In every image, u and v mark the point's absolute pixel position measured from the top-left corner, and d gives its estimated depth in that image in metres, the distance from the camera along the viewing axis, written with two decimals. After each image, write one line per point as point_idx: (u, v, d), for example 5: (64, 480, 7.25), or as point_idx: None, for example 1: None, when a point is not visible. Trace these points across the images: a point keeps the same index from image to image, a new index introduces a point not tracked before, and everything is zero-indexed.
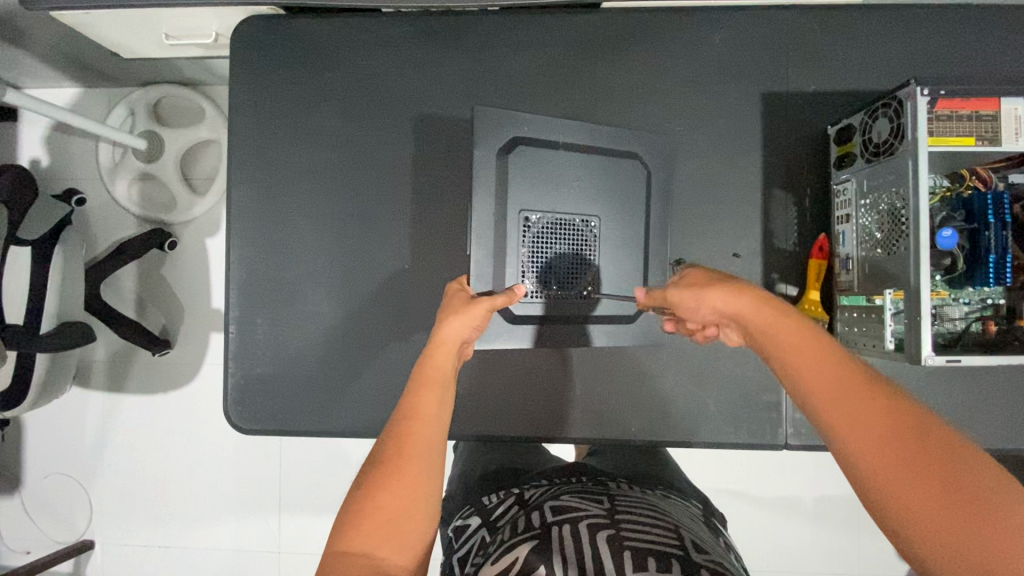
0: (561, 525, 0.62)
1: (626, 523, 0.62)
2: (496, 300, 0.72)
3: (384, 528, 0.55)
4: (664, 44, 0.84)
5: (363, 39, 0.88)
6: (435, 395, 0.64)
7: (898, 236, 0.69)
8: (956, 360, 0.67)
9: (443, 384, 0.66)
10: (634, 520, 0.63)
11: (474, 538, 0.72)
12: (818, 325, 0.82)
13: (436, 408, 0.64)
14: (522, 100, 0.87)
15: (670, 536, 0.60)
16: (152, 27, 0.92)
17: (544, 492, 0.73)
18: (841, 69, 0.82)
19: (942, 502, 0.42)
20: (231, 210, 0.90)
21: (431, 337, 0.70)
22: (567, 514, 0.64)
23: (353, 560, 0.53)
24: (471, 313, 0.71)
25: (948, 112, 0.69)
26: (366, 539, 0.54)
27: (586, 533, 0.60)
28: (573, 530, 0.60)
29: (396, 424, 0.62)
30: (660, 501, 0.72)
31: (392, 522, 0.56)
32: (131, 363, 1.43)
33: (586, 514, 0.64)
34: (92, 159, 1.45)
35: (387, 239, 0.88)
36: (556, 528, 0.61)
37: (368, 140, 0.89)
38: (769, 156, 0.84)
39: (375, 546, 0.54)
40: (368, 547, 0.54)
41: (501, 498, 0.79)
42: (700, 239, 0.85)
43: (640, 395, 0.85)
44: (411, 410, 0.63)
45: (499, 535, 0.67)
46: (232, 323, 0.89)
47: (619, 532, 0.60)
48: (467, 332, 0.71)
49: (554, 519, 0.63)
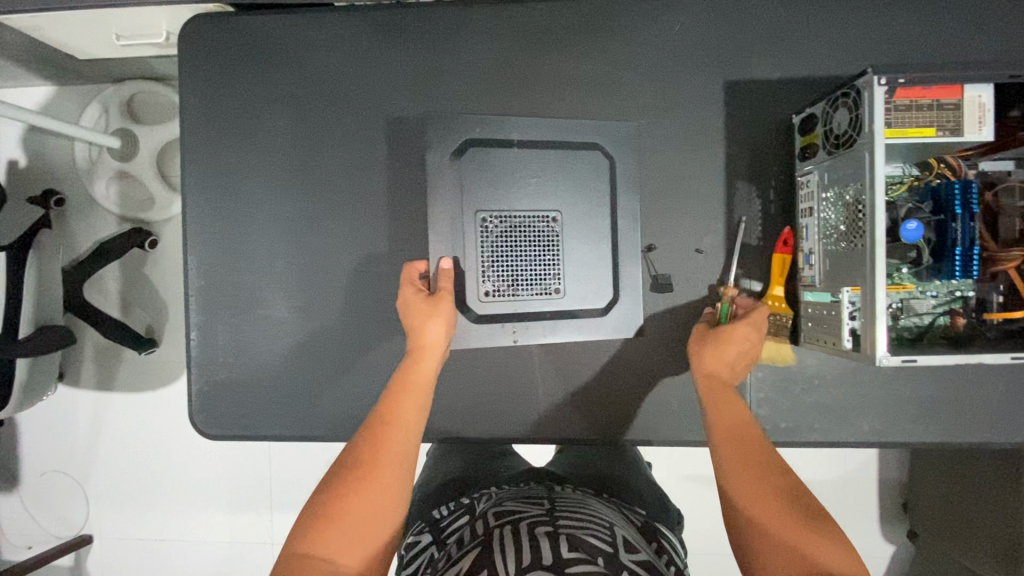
0: (503, 526, 0.62)
1: (563, 518, 0.63)
2: (451, 290, 0.77)
3: (353, 534, 0.60)
4: (623, 31, 0.81)
5: (313, 34, 0.86)
6: (411, 408, 0.69)
7: (855, 232, 0.66)
8: (913, 360, 0.65)
9: (422, 392, 0.71)
10: (572, 517, 0.63)
11: (423, 555, 0.74)
12: (782, 322, 0.79)
13: (413, 413, 0.69)
14: (478, 94, 0.84)
15: (603, 532, 0.61)
16: (103, 26, 0.90)
17: (489, 501, 0.74)
18: (808, 53, 0.79)
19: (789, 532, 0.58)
20: (187, 214, 0.89)
21: (414, 342, 0.74)
22: (508, 516, 0.64)
23: (314, 563, 0.58)
24: (441, 310, 0.75)
25: (907, 101, 0.65)
26: (325, 544, 0.59)
27: (527, 529, 0.60)
28: (514, 529, 0.61)
29: (373, 426, 0.67)
30: (599, 503, 0.72)
31: (359, 528, 0.60)
32: (117, 362, 1.45)
33: (527, 514, 0.64)
34: (68, 159, 1.44)
35: (345, 240, 0.87)
36: (498, 529, 0.62)
37: (322, 139, 0.87)
38: (733, 148, 0.81)
39: (337, 552, 0.59)
40: (330, 552, 0.59)
41: (450, 511, 0.80)
42: (663, 234, 0.82)
43: (605, 395, 0.84)
44: (386, 416, 0.68)
45: (446, 550, 0.68)
46: (194, 329, 0.89)
47: (557, 527, 0.61)
48: (441, 330, 0.74)
49: (496, 522, 0.64)
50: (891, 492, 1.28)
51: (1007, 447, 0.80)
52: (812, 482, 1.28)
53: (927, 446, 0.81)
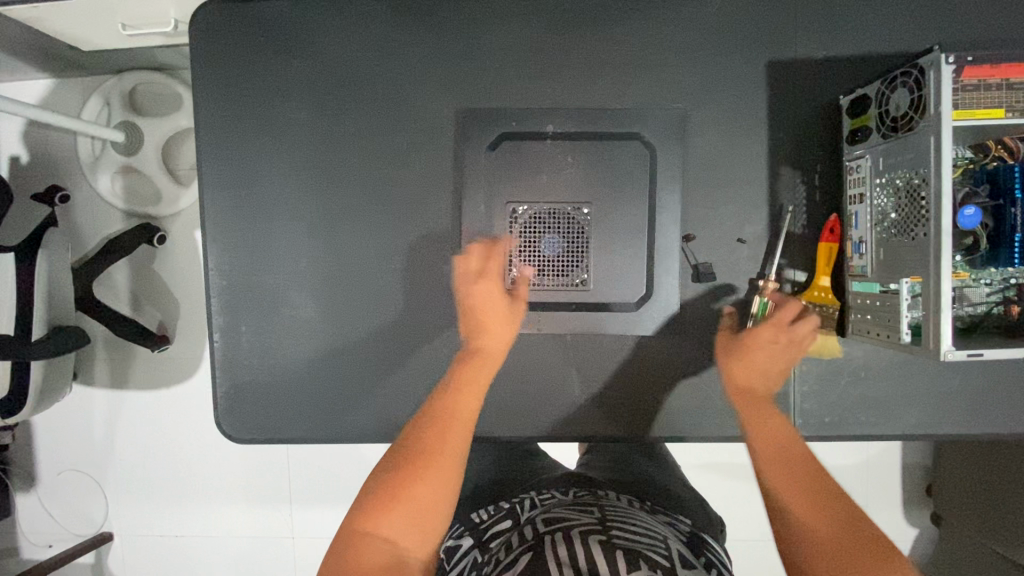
0: (555, 532, 0.65)
1: (616, 529, 0.66)
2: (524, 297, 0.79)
3: (411, 515, 0.58)
4: (658, 11, 0.77)
5: (331, 20, 0.82)
6: (471, 401, 0.68)
7: (916, 220, 0.63)
8: (978, 354, 0.62)
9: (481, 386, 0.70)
10: (624, 528, 0.67)
11: (467, 558, 0.73)
12: (829, 313, 0.77)
13: (472, 405, 0.68)
14: (505, 80, 0.80)
15: (658, 545, 0.64)
16: (108, 15, 0.86)
17: (536, 507, 0.76)
18: (855, 31, 0.75)
19: (838, 525, 0.56)
20: (204, 211, 0.85)
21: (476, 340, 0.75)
22: (559, 523, 0.67)
23: (370, 542, 0.56)
24: (511, 317, 0.76)
25: (975, 81, 0.61)
26: (383, 524, 0.57)
27: (580, 537, 0.63)
28: (566, 536, 0.64)
29: (435, 415, 0.66)
30: (646, 514, 0.75)
31: (419, 510, 0.58)
32: (131, 360, 1.42)
33: (578, 523, 0.67)
34: (71, 154, 1.40)
35: (370, 237, 0.83)
36: (550, 536, 0.65)
37: (343, 132, 0.83)
38: (775, 132, 0.78)
39: (395, 534, 0.57)
40: (388, 534, 0.57)
41: (491, 514, 0.80)
42: (703, 224, 0.79)
43: (644, 392, 0.82)
44: (449, 406, 0.67)
45: (493, 554, 0.69)
46: (216, 330, 0.86)
47: (611, 538, 0.63)
48: (509, 331, 0.76)
49: (546, 529, 0.67)
50: (918, 478, 1.27)
51: None
52: (839, 469, 1.27)
53: (974, 439, 0.79)
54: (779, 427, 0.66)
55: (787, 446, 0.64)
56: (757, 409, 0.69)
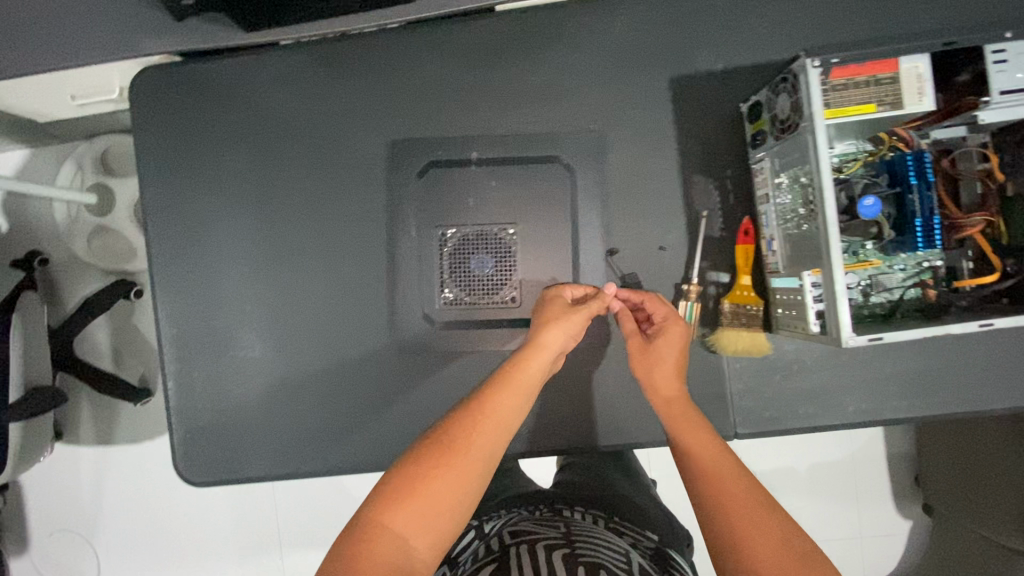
0: (519, 544, 0.67)
1: (580, 543, 0.68)
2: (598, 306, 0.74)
3: (423, 518, 0.59)
4: (562, 40, 0.82)
5: (260, 75, 0.87)
6: (512, 402, 0.67)
7: (810, 215, 0.66)
8: (880, 338, 0.64)
9: (525, 393, 0.68)
10: (588, 542, 0.69)
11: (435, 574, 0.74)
12: (751, 311, 0.78)
13: (510, 412, 0.66)
14: (427, 116, 0.84)
15: (619, 559, 0.67)
16: (56, 89, 0.92)
17: (501, 522, 0.79)
18: (748, 42, 0.79)
19: (771, 540, 0.59)
20: (153, 264, 0.89)
21: (534, 338, 0.71)
22: (524, 536, 0.69)
23: (381, 534, 0.57)
24: (575, 320, 0.72)
25: (843, 80, 0.65)
26: (394, 516, 0.58)
27: (543, 550, 0.65)
28: (530, 548, 0.66)
29: (468, 412, 0.66)
30: (610, 531, 0.76)
31: (430, 511, 0.59)
32: (114, 415, 1.45)
33: (542, 537, 0.69)
34: (47, 218, 1.45)
35: (313, 274, 0.87)
36: (515, 548, 0.67)
37: (279, 176, 0.87)
38: (684, 142, 0.81)
39: (409, 533, 0.58)
40: (397, 528, 0.58)
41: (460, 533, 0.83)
42: (626, 235, 0.82)
43: (586, 402, 0.83)
44: (481, 407, 0.66)
45: (461, 566, 0.71)
46: (171, 378, 0.89)
47: (575, 551, 0.66)
48: (564, 340, 0.72)
49: (511, 541, 0.69)
50: (896, 467, 1.26)
51: (995, 413, 0.80)
52: (816, 466, 1.26)
53: (913, 421, 0.80)
54: (714, 448, 0.68)
55: (721, 465, 0.67)
56: (688, 433, 0.70)
